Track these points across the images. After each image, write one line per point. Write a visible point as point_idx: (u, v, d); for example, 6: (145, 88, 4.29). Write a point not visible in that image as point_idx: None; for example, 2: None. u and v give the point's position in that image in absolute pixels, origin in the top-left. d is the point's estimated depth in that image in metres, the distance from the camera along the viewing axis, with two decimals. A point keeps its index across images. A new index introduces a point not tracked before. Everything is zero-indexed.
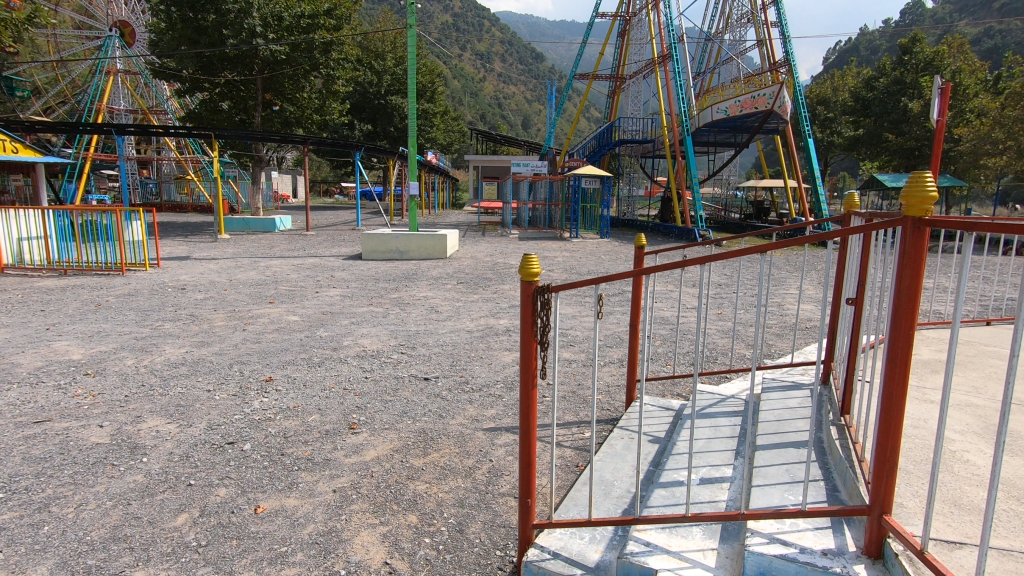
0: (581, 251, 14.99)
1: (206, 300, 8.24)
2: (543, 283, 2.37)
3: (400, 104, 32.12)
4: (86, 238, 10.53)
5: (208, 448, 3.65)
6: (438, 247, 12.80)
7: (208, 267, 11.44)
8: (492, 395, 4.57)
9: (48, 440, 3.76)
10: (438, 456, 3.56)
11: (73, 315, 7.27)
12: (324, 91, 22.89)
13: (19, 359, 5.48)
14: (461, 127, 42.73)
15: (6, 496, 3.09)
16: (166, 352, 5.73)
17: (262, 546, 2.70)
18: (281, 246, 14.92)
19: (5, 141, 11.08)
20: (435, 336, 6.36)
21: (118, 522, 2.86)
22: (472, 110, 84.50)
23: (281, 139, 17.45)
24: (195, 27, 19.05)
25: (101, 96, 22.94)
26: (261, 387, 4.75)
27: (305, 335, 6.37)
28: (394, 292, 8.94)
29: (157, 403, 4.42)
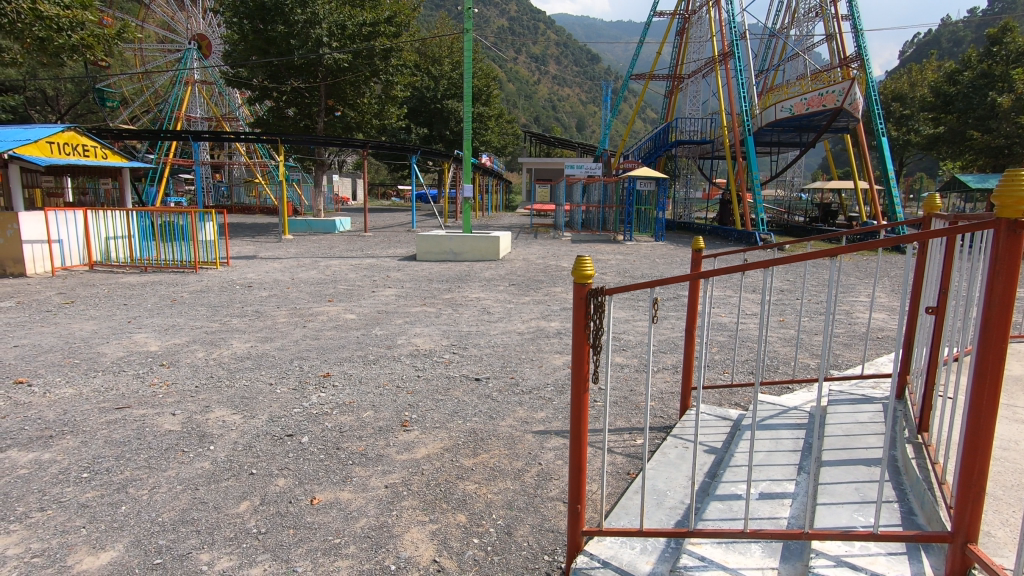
0: (635, 254, 14.70)
1: (270, 298, 8.63)
2: (596, 285, 2.32)
3: (456, 108, 32.69)
4: (164, 238, 11.22)
5: (269, 439, 3.81)
6: (491, 249, 12.90)
7: (273, 266, 11.98)
8: (542, 397, 4.55)
9: (127, 425, 4.03)
10: (488, 456, 3.57)
11: (151, 310, 7.78)
12: (383, 96, 23.55)
13: (104, 350, 5.91)
14: (515, 130, 43.04)
15: (89, 476, 3.34)
16: (233, 346, 6.04)
17: (317, 536, 2.78)
18: (341, 247, 15.46)
19: (96, 148, 12.04)
20: (487, 337, 6.40)
21: (187, 506, 3.03)
22: (526, 113, 84.79)
23: (342, 143, 18.07)
24: (265, 38, 20.17)
25: (180, 106, 24.53)
26: (319, 382, 4.94)
27: (361, 333, 6.57)
28: (447, 292, 9.06)
29: (224, 394, 4.66)
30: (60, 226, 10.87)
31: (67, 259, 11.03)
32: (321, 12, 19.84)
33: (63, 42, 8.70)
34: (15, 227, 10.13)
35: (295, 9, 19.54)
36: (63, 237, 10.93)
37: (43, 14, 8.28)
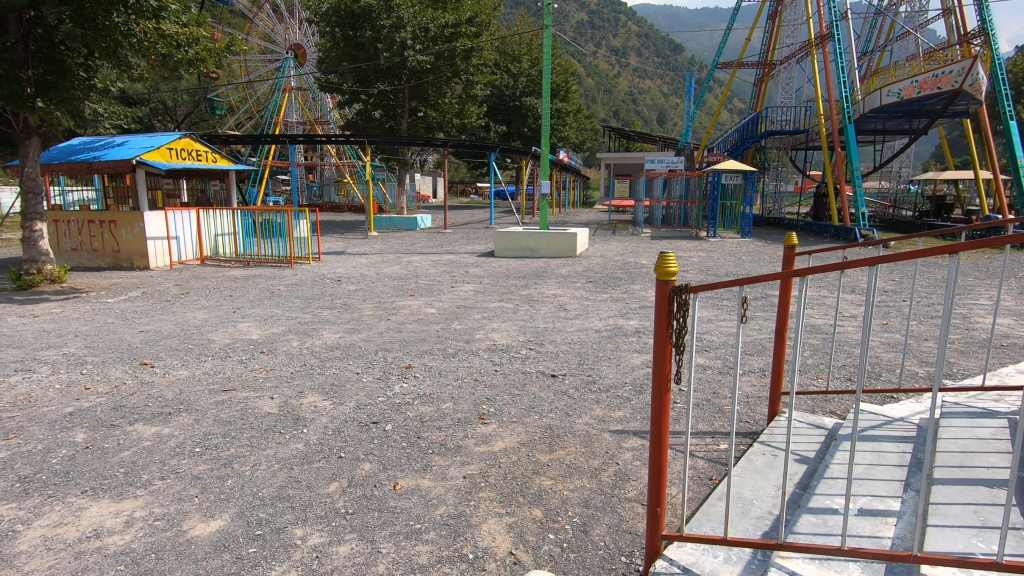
0: (719, 251, 14.06)
1: (357, 291, 9.09)
2: (680, 283, 2.25)
3: (534, 105, 32.69)
4: (264, 235, 12.11)
5: (356, 425, 4.02)
6: (568, 246, 12.82)
7: (360, 261, 12.58)
8: (620, 396, 4.48)
9: (232, 406, 4.40)
10: (564, 453, 3.56)
11: (253, 301, 8.43)
12: (463, 95, 24.05)
13: (213, 337, 6.48)
14: (594, 125, 42.59)
15: (201, 450, 3.68)
16: (324, 337, 6.42)
17: (399, 520, 2.90)
18: (422, 243, 16.00)
19: (207, 152, 13.18)
20: (563, 334, 6.39)
21: (283, 483, 3.26)
22: (604, 108, 83.45)
23: (424, 143, 18.62)
24: (354, 44, 21.22)
25: (279, 111, 26.33)
26: (401, 372, 5.15)
27: (441, 327, 6.75)
28: (525, 288, 9.13)
29: (316, 380, 4.99)
30: (177, 224, 12.07)
31: (182, 253, 12.22)
32: (406, 16, 20.72)
33: (181, 57, 9.59)
34: (141, 225, 11.35)
35: (382, 15, 20.57)
36: (180, 233, 12.12)
37: (164, 32, 9.24)
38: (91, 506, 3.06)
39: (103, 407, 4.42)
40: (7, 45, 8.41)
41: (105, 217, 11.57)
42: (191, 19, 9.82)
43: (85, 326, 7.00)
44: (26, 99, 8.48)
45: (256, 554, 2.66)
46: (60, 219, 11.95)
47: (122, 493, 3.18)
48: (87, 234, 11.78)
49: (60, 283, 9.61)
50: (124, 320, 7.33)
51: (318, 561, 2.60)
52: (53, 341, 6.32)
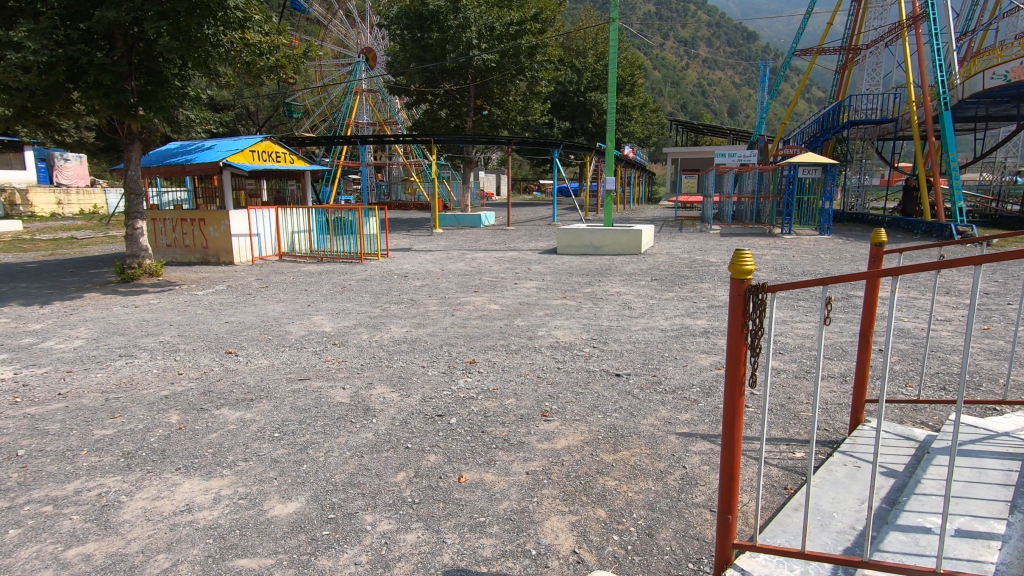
0: (794, 249, 13.35)
1: (423, 287, 9.33)
2: (757, 281, 2.15)
3: (599, 99, 32.24)
4: (337, 232, 12.65)
5: (422, 417, 4.12)
6: (633, 243, 12.57)
7: (426, 258, 12.86)
8: (687, 398, 4.34)
9: (307, 395, 4.64)
10: (629, 454, 3.50)
11: (326, 295, 8.83)
12: (528, 92, 24.13)
13: (290, 328, 6.84)
14: (660, 119, 41.51)
15: (280, 436, 3.90)
16: (392, 330, 6.64)
17: (464, 512, 2.95)
18: (486, 240, 16.19)
19: (285, 153, 13.90)
20: (628, 332, 6.27)
21: (354, 470, 3.40)
22: (672, 101, 80.94)
23: (488, 140, 18.77)
24: (422, 45, 21.72)
25: (351, 113, 27.38)
26: (466, 367, 5.24)
27: (504, 323, 6.81)
28: (588, 286, 9.04)
29: (384, 372, 5.17)
30: (258, 221, 12.82)
31: (262, 249, 12.98)
32: (472, 16, 21.04)
33: (263, 64, 10.23)
34: (226, 223, 12.15)
35: (449, 17, 20.96)
36: (261, 231, 12.88)
37: (249, 42, 9.85)
38: (184, 483, 3.31)
39: (194, 391, 4.78)
40: (115, 59, 9.20)
41: (195, 216, 12.46)
42: (273, 28, 10.39)
43: (178, 316, 7.59)
44: (130, 108, 9.23)
45: (330, 536, 2.78)
46: (157, 218, 12.98)
47: (210, 472, 3.42)
48: (180, 231, 12.74)
49: (157, 276, 10.48)
50: (212, 311, 7.89)
51: (387, 547, 2.69)
52: (151, 329, 6.90)
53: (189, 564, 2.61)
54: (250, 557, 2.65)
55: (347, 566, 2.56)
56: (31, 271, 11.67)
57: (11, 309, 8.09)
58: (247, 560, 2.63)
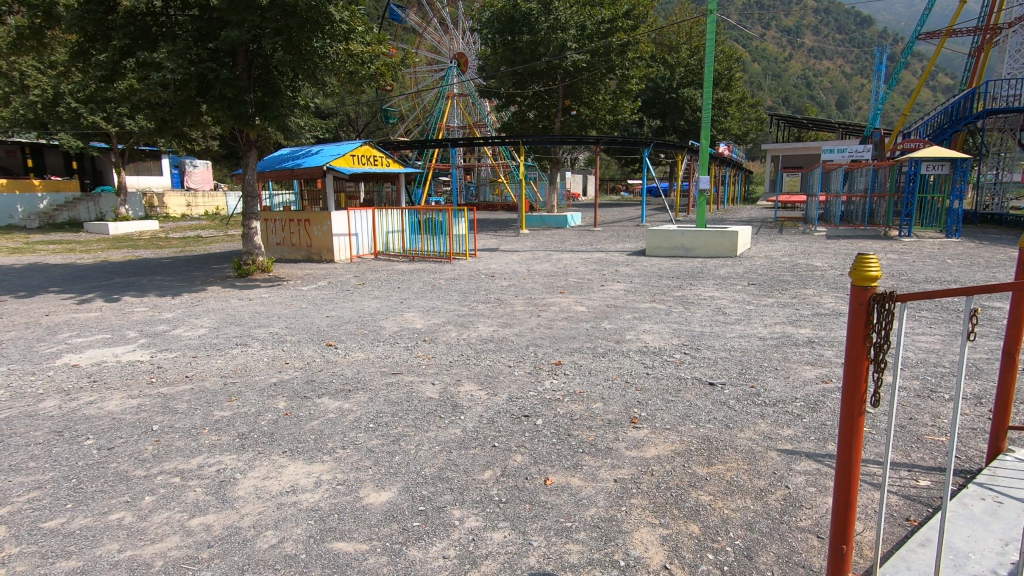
0: (914, 253, 12.09)
1: (510, 287, 9.43)
2: (883, 289, 1.95)
3: (693, 96, 31.02)
4: (428, 233, 13.11)
5: (509, 417, 4.15)
6: (728, 245, 11.94)
7: (513, 258, 13.00)
8: (789, 412, 4.04)
9: (399, 389, 4.82)
10: (726, 467, 3.32)
11: (418, 293, 9.16)
12: (618, 91, 23.71)
13: (384, 324, 7.17)
14: (759, 114, 39.24)
15: (374, 427, 4.08)
16: (480, 329, 6.75)
17: (550, 515, 2.93)
18: (572, 241, 16.07)
19: (381, 157, 14.60)
20: (722, 339, 5.96)
21: (442, 465, 3.48)
22: (773, 94, 76.15)
23: (576, 141, 18.63)
24: (513, 48, 21.92)
25: (442, 117, 28.30)
26: (552, 368, 5.22)
27: (590, 325, 6.72)
28: (679, 289, 8.71)
29: (472, 370, 5.27)
30: (356, 222, 13.57)
31: (360, 248, 13.73)
32: (564, 17, 21.01)
33: (365, 73, 10.78)
34: (328, 224, 12.99)
35: (541, 18, 21.07)
36: (359, 231, 13.64)
37: (353, 53, 10.41)
38: (289, 465, 3.56)
39: (299, 379, 5.15)
40: (237, 74, 10.09)
41: (301, 217, 13.41)
42: (374, 38, 10.95)
43: (286, 309, 8.19)
44: (249, 119, 10.13)
45: (420, 528, 2.87)
46: (269, 218, 14.12)
47: (312, 456, 3.65)
48: (288, 231, 13.77)
49: (268, 272, 11.39)
50: (315, 306, 8.45)
51: (475, 543, 2.73)
52: (263, 321, 7.51)
53: (293, 542, 2.79)
54: (347, 541, 2.79)
55: (436, 560, 2.62)
56: (166, 266, 13.13)
57: (149, 299, 9.12)
58: (344, 543, 2.77)
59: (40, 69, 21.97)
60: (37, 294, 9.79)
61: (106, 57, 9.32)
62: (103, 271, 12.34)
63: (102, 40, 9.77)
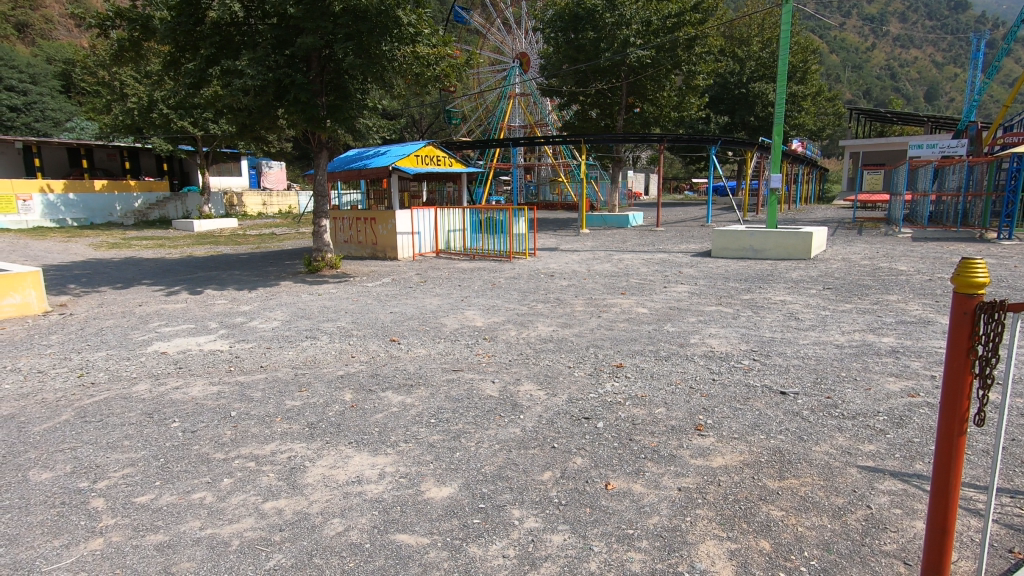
0: (1015, 257, 11.04)
1: (570, 287, 9.35)
2: (990, 297, 1.80)
3: (764, 90, 29.69)
4: (489, 231, 13.25)
5: (569, 418, 4.11)
6: (801, 247, 11.32)
7: (572, 257, 12.90)
8: (870, 427, 3.77)
9: (460, 386, 4.89)
10: (800, 482, 3.14)
11: (478, 291, 9.26)
12: (684, 87, 23.04)
13: (446, 321, 7.30)
14: (837, 108, 37.06)
15: (436, 422, 4.15)
16: (539, 329, 6.73)
17: (611, 521, 2.87)
18: (634, 241, 15.76)
19: (444, 156, 14.83)
20: (795, 346, 5.65)
21: (503, 464, 3.49)
22: (853, 87, 71.79)
23: (640, 139, 18.21)
24: (576, 46, 21.76)
25: (504, 117, 28.54)
26: (613, 370, 5.13)
27: (653, 328, 6.56)
28: (747, 292, 8.36)
29: (532, 369, 5.26)
30: (419, 220, 13.87)
31: (422, 246, 14.03)
32: (629, 13, 20.56)
33: (430, 74, 11.03)
34: (393, 222, 13.38)
35: (605, 14, 20.77)
36: (422, 230, 13.92)
37: (419, 55, 10.64)
38: (354, 456, 3.67)
39: (364, 372, 5.32)
40: (311, 79, 10.57)
41: (368, 215, 13.87)
42: (440, 40, 11.16)
43: (352, 305, 8.48)
44: (320, 121, 10.60)
45: (480, 525, 2.88)
46: (337, 216, 14.61)
47: (376, 449, 3.75)
48: (354, 229, 14.25)
49: (336, 268, 11.87)
50: (379, 302, 8.72)
51: (534, 545, 2.71)
52: (331, 315, 7.82)
53: (358, 531, 2.88)
54: (409, 533, 2.85)
55: (496, 558, 2.63)
56: (244, 261, 13.92)
57: (229, 293, 9.69)
58: (406, 536, 2.83)
59: (137, 79, 24.06)
60: (132, 286, 10.62)
61: (195, 66, 10.14)
62: (188, 266, 13.26)
63: (191, 49, 10.49)
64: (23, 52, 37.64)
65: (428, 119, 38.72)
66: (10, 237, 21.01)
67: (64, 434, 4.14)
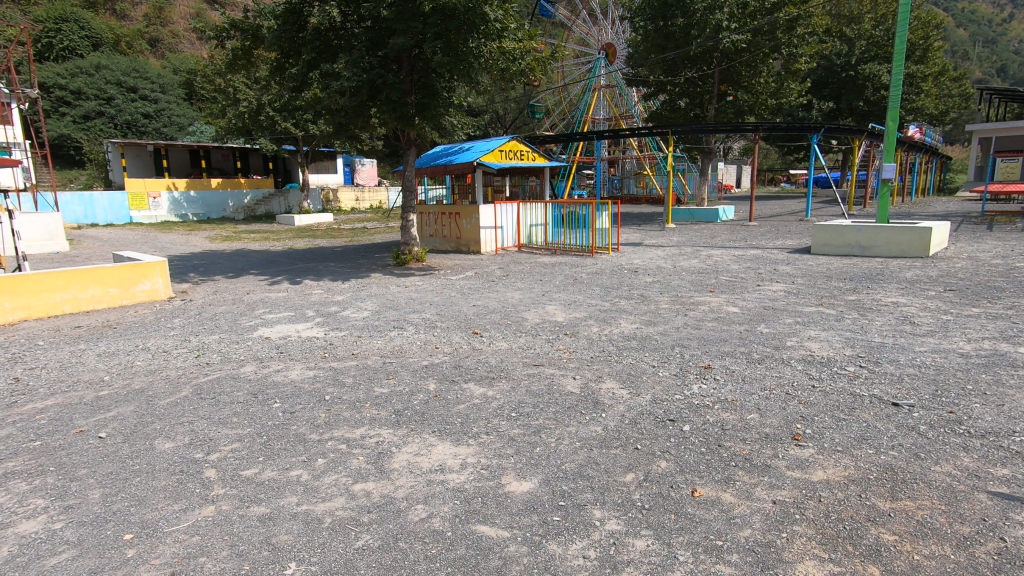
0: None
1: (655, 283, 9.06)
2: None
3: (876, 71, 27.12)
4: (571, 226, 13.14)
5: (653, 419, 3.97)
6: (918, 243, 10.25)
7: (657, 253, 12.50)
8: (1004, 449, 3.32)
9: (540, 380, 4.88)
10: (916, 504, 2.83)
11: (560, 286, 9.20)
12: (783, 72, 21.56)
13: (527, 315, 7.32)
14: (965, 88, 33.16)
15: (517, 416, 4.17)
16: (622, 325, 6.58)
17: (698, 531, 2.73)
18: (724, 236, 15.02)
19: (527, 151, 14.88)
20: (909, 353, 5.11)
21: (583, 462, 3.44)
22: (984, 64, 63.97)
23: (733, 128, 17.27)
24: (665, 34, 20.98)
25: (588, 110, 28.24)
26: (700, 372, 4.89)
27: (744, 328, 6.19)
28: (853, 293, 7.69)
29: (614, 367, 5.14)
30: (502, 215, 14.03)
31: (504, 240, 14.18)
32: None
33: (516, 69, 10.90)
34: (476, 217, 13.60)
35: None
36: (505, 224, 14.07)
37: (505, 50, 10.56)
38: (438, 445, 3.76)
39: (448, 363, 5.45)
40: (401, 78, 10.93)
41: (452, 210, 14.22)
42: (525, 34, 11.08)
43: (436, 297, 8.70)
44: (409, 119, 10.98)
45: (560, 523, 2.85)
46: (423, 211, 15.03)
47: (458, 439, 3.82)
48: (440, 223, 14.64)
49: (422, 262, 12.28)
50: (463, 294, 8.91)
51: (616, 548, 2.64)
52: (417, 306, 8.09)
53: (440, 519, 2.94)
54: (490, 525, 2.87)
55: (576, 558, 2.58)
56: (338, 254, 14.73)
57: (325, 283, 10.29)
58: (487, 528, 2.85)
59: (247, 85, 26.09)
60: (242, 275, 11.56)
61: (298, 70, 10.82)
62: (289, 257, 14.27)
63: (294, 55, 11.20)
64: (155, 65, 42.09)
65: (512, 114, 39.02)
66: (143, 230, 23.62)
67: (183, 408, 4.59)
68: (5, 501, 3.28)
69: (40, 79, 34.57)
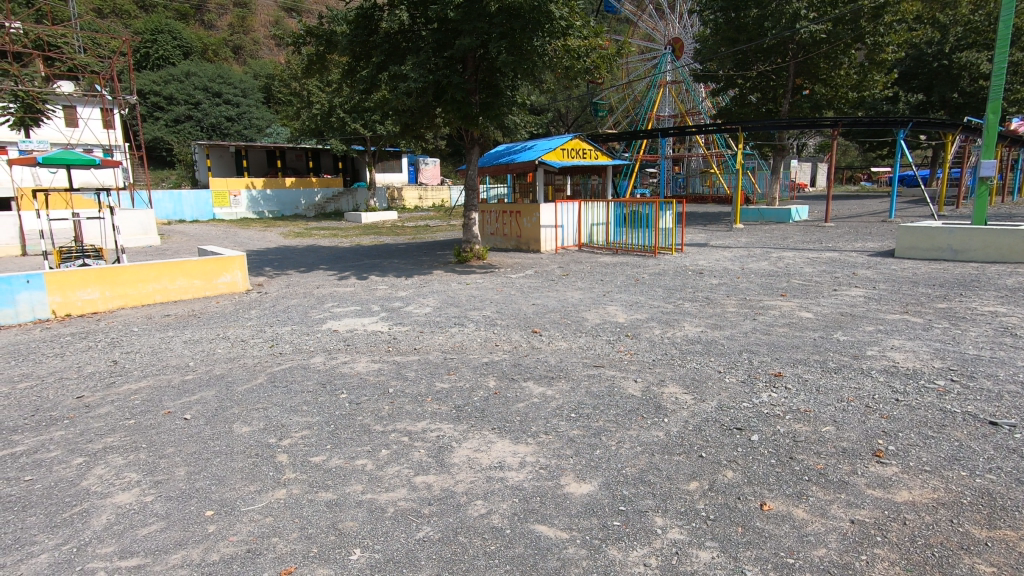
0: None
1: (721, 285, 8.74)
2: None
3: (974, 60, 24.93)
4: (633, 225, 12.90)
5: (719, 427, 3.82)
6: (1020, 247, 9.35)
7: (724, 254, 12.04)
8: None
9: (600, 382, 4.81)
10: (1018, 535, 2.57)
11: (621, 286, 9.05)
12: (866, 63, 20.15)
13: (587, 315, 7.25)
14: None
15: (577, 417, 4.12)
16: (686, 328, 6.38)
17: (768, 546, 2.61)
18: (797, 237, 14.29)
19: (590, 149, 14.76)
20: (1010, 368, 4.66)
21: (645, 467, 3.36)
22: None
23: (809, 123, 16.40)
24: (736, 26, 20.41)
25: (653, 107, 27.62)
26: (770, 380, 4.66)
27: (819, 335, 5.85)
28: (943, 300, 7.12)
29: (677, 371, 4.99)
30: (563, 214, 13.97)
31: (565, 239, 14.09)
32: None
33: (580, 67, 10.85)
34: (538, 215, 13.62)
35: None
36: (566, 223, 13.99)
37: (570, 48, 10.50)
38: (497, 442, 3.79)
39: (507, 361, 5.48)
40: (466, 78, 11.07)
41: (513, 209, 14.27)
42: (591, 31, 10.96)
43: (497, 295, 8.78)
44: (473, 118, 11.12)
45: (620, 528, 2.80)
46: (484, 209, 15.19)
47: (518, 437, 3.83)
48: (501, 222, 14.74)
49: (483, 259, 12.40)
50: (523, 293, 8.94)
51: (678, 558, 2.56)
52: (477, 304, 8.19)
53: (499, 516, 2.96)
54: (548, 525, 2.86)
55: (636, 565, 2.53)
56: (402, 251, 15.13)
57: (389, 279, 10.60)
58: (545, 528, 2.84)
59: (320, 88, 27.28)
60: (312, 270, 12.10)
61: (368, 73, 11.20)
62: (356, 253, 14.80)
63: (365, 58, 11.58)
64: (237, 71, 44.71)
65: (574, 112, 38.77)
66: (224, 226, 25.20)
67: (259, 395, 4.86)
68: (104, 473, 3.58)
69: (138, 87, 37.13)
